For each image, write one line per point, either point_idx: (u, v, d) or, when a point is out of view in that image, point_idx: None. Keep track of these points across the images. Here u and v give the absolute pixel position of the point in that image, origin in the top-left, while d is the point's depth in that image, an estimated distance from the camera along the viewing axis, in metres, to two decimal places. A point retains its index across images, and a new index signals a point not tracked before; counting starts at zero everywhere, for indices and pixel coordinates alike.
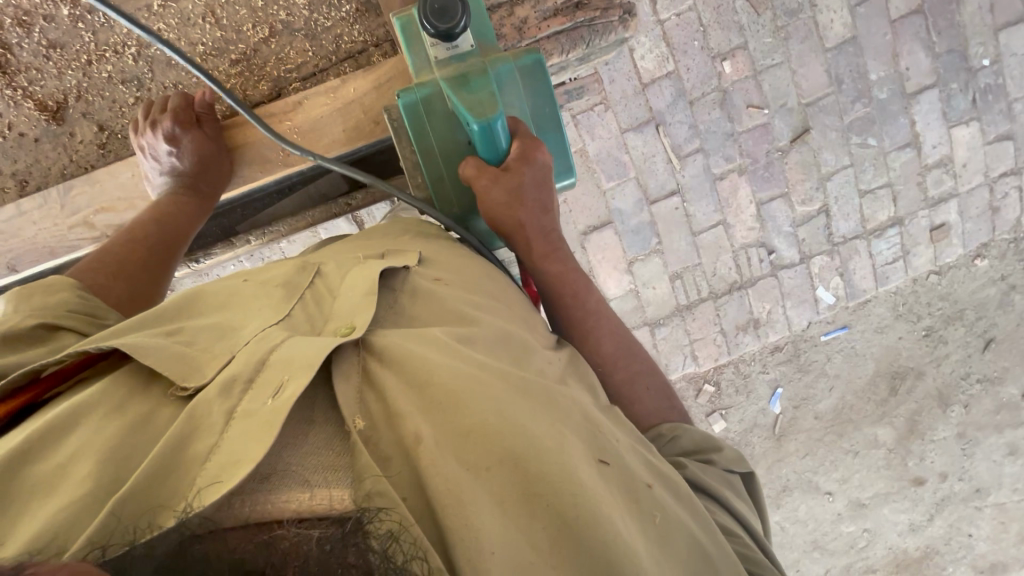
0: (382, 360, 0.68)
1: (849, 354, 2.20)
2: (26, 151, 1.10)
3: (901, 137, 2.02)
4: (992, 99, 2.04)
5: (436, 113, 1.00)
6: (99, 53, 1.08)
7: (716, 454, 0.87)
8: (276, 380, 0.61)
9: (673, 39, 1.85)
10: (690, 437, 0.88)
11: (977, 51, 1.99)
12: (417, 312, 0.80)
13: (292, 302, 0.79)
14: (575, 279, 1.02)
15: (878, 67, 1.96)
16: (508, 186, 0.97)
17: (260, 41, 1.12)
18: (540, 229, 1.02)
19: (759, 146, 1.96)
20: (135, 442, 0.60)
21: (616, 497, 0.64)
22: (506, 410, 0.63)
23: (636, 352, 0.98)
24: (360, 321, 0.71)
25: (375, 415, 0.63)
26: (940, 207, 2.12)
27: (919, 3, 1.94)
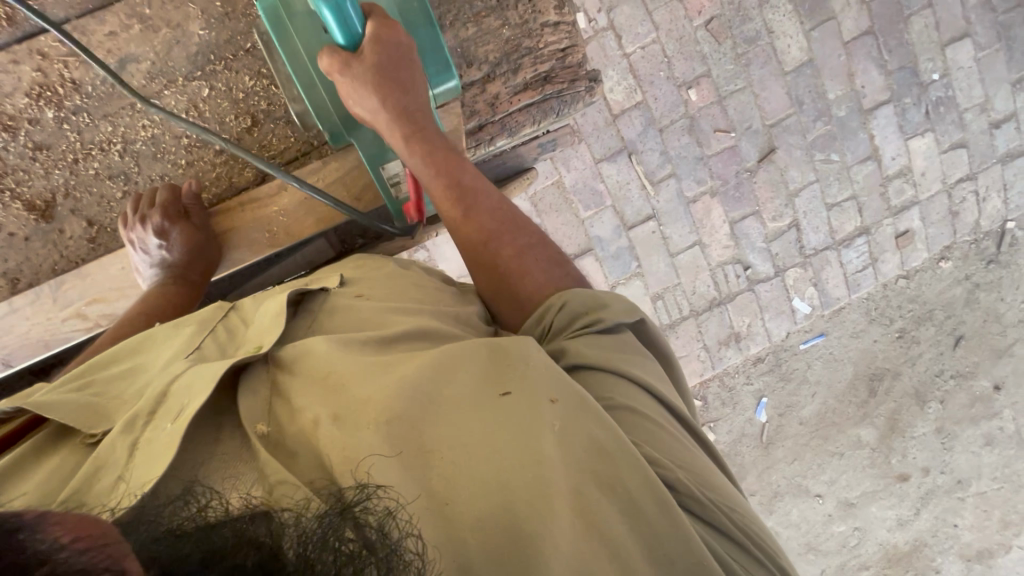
0: (287, 375, 0.68)
1: (827, 360, 2.27)
2: (17, 250, 1.08)
3: (862, 151, 2.12)
4: (944, 111, 2.15)
5: (297, 11, 0.92)
6: (87, 151, 1.07)
7: (606, 310, 0.81)
8: (179, 401, 0.62)
9: (640, 70, 1.92)
10: (576, 298, 0.82)
11: (927, 66, 2.10)
12: (333, 323, 0.81)
13: (205, 335, 0.80)
14: (458, 164, 0.95)
15: (836, 86, 2.05)
16: (364, 71, 0.88)
17: (243, 131, 1.10)
18: (410, 116, 0.94)
19: (728, 167, 2.03)
20: (57, 478, 0.58)
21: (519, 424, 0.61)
22: (397, 380, 0.64)
23: (518, 229, 0.92)
24: (269, 340, 0.73)
25: (280, 420, 0.63)
26: (903, 214, 2.22)
27: (869, 24, 2.04)
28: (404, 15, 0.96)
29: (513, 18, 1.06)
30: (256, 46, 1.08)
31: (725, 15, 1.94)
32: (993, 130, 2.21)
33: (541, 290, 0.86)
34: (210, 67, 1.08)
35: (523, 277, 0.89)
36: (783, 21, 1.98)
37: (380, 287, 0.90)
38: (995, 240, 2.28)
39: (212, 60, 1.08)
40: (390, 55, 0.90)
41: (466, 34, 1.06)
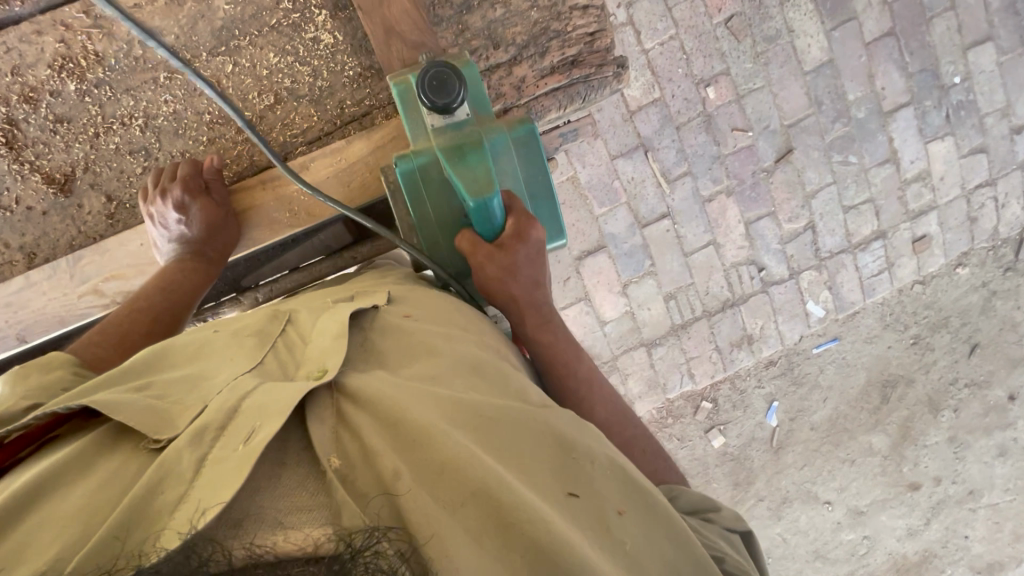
0: (352, 400, 0.68)
1: (841, 365, 2.24)
2: (35, 224, 1.08)
3: (880, 154, 2.09)
4: (964, 114, 2.12)
5: (433, 182, 0.99)
6: (108, 125, 1.06)
7: (716, 513, 0.84)
8: (247, 425, 0.62)
9: (658, 67, 1.90)
10: (688, 497, 0.86)
11: (949, 69, 2.07)
12: (388, 351, 0.82)
13: (266, 352, 0.80)
14: (570, 346, 1.01)
15: (856, 87, 2.02)
16: (499, 261, 0.98)
17: (266, 108, 1.09)
18: (529, 299, 1.01)
19: (745, 167, 2.01)
20: (117, 484, 0.59)
21: (589, 530, 0.62)
22: (477, 446, 0.63)
23: (627, 416, 0.98)
24: (333, 361, 0.73)
25: (350, 455, 0.62)
26: (921, 219, 2.18)
27: (891, 25, 2.01)
28: (530, 190, 1.05)
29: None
30: (281, 20, 1.07)
31: (746, 13, 1.91)
32: (1014, 136, 2.17)
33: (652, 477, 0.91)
34: (234, 42, 1.07)
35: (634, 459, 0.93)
36: (805, 21, 1.95)
37: (426, 313, 0.92)
38: (1014, 247, 2.25)
39: (236, 36, 1.07)
40: (528, 255, 0.99)
41: (494, 14, 1.06)
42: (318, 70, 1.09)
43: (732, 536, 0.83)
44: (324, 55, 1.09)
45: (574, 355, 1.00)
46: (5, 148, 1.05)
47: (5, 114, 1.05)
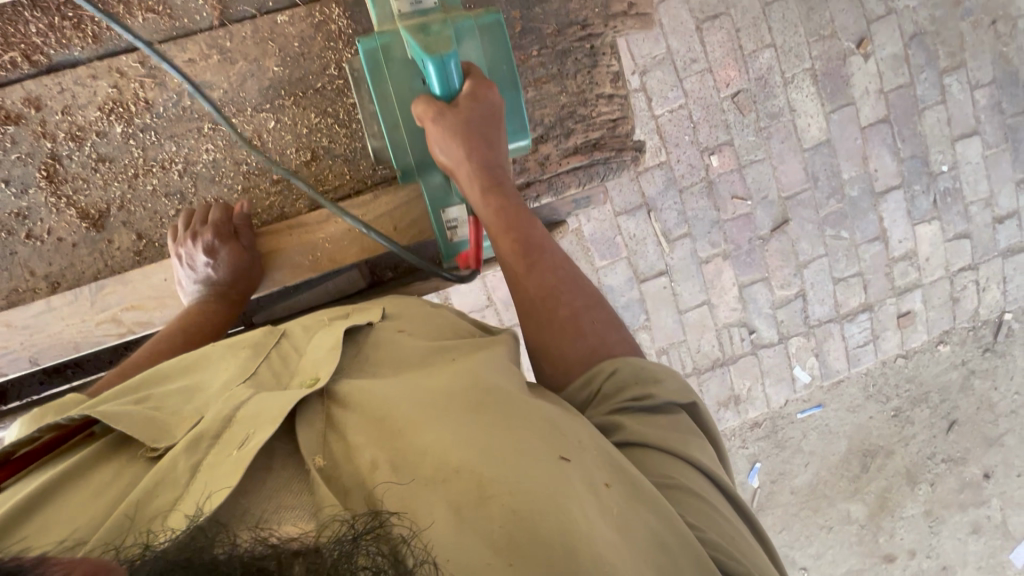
0: (341, 410, 0.72)
1: (823, 432, 2.28)
2: (62, 255, 1.12)
3: (871, 232, 2.18)
4: (950, 201, 2.23)
5: (398, 61, 1.07)
6: (147, 168, 1.15)
7: (657, 386, 0.84)
8: (243, 432, 0.66)
9: (666, 132, 1.99)
10: (628, 368, 0.86)
11: (937, 158, 2.19)
12: (379, 363, 0.86)
13: (260, 362, 0.84)
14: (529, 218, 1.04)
15: (850, 167, 2.12)
16: (454, 123, 1.03)
17: (302, 163, 1.19)
18: (488, 167, 1.06)
19: (742, 234, 2.08)
20: (114, 490, 0.62)
21: (577, 494, 0.63)
22: (464, 437, 0.66)
23: (578, 283, 0.99)
24: (324, 370, 0.78)
25: (335, 456, 0.66)
26: (906, 295, 2.26)
27: (886, 113, 2.12)
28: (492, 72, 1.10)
29: (571, 86, 1.20)
30: (326, 83, 1.19)
31: (751, 89, 2.01)
32: (995, 225, 2.29)
33: (595, 352, 0.90)
34: (279, 101, 1.18)
35: (582, 329, 0.93)
36: (806, 102, 2.06)
37: (414, 326, 0.97)
38: (992, 329, 2.34)
39: (281, 95, 1.18)
40: (481, 115, 1.05)
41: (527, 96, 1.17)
42: (354, 135, 1.20)
43: (680, 422, 0.84)
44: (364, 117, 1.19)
45: (528, 224, 1.03)
46: (45, 180, 1.12)
47: (50, 150, 1.12)
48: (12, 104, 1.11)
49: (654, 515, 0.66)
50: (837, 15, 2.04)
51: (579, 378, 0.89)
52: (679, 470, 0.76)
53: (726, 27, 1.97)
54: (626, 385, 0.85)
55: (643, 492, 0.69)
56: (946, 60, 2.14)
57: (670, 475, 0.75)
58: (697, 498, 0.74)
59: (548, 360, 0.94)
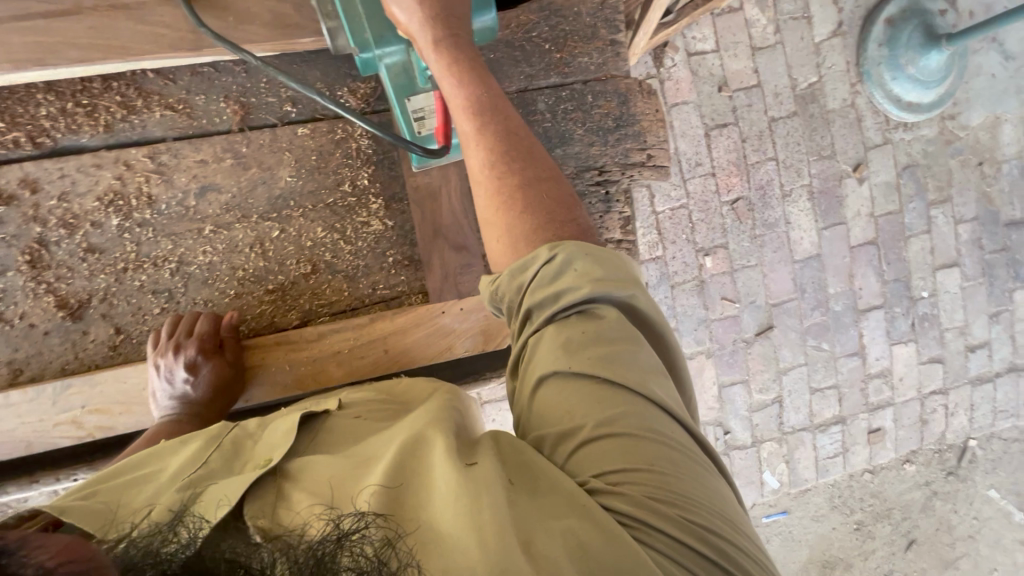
0: (292, 476, 0.66)
1: (786, 538, 2.27)
2: (30, 344, 1.00)
3: (850, 346, 2.23)
4: (927, 325, 2.30)
5: None
6: (139, 263, 1.03)
7: (595, 272, 0.70)
8: (214, 501, 0.63)
9: (665, 229, 2.02)
10: (568, 255, 0.71)
11: (918, 283, 2.26)
12: (327, 433, 0.77)
13: (213, 450, 0.76)
14: (497, 104, 0.83)
15: (836, 282, 2.18)
16: None
17: (300, 275, 1.07)
18: (443, 14, 0.82)
19: (727, 334, 2.11)
20: None
21: (499, 491, 0.58)
22: (410, 463, 0.63)
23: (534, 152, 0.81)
24: (279, 450, 0.71)
25: (276, 512, 0.61)
26: (878, 411, 2.30)
27: (874, 235, 2.20)
28: None
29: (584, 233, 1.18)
30: (336, 202, 1.09)
31: (751, 198, 2.07)
32: (968, 353, 2.35)
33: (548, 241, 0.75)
34: (289, 208, 1.07)
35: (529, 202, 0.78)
36: (801, 215, 2.12)
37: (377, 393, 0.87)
38: (957, 453, 2.38)
39: (290, 204, 1.08)
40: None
41: None
42: (362, 251, 1.10)
43: (623, 327, 0.70)
44: (364, 213, 1.10)
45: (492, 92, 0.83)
46: (25, 265, 0.99)
47: (39, 233, 1.00)
48: (5, 184, 0.99)
49: (573, 492, 0.59)
50: (838, 139, 2.14)
51: (513, 263, 0.75)
52: (614, 394, 0.65)
53: (732, 138, 2.04)
54: (560, 285, 0.70)
55: (558, 473, 0.61)
56: (934, 193, 2.24)
57: (603, 405, 0.65)
58: (630, 431, 0.62)
59: (494, 241, 0.79)
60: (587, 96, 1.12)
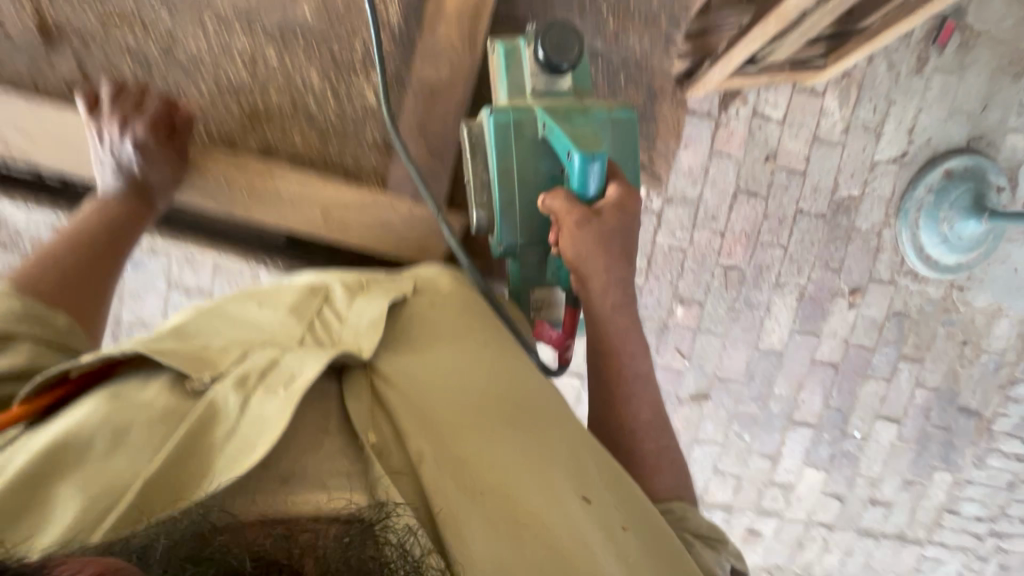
0: (389, 382, 0.78)
1: None
2: (25, 55, 1.22)
3: (768, 448, 2.27)
4: (845, 462, 2.34)
5: (524, 135, 1.07)
6: (122, 20, 1.22)
7: (721, 543, 0.89)
8: (287, 371, 0.71)
9: (654, 262, 2.02)
10: (698, 522, 0.90)
11: (856, 422, 2.30)
12: (411, 336, 0.87)
13: (302, 326, 0.83)
14: (647, 377, 1.02)
15: (784, 385, 2.21)
16: (587, 215, 0.99)
17: (273, 102, 1.28)
18: (603, 236, 1.00)
19: (664, 384, 2.13)
20: (151, 436, 0.67)
21: (590, 526, 0.71)
22: (486, 445, 0.74)
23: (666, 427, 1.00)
24: (369, 345, 0.80)
25: (384, 434, 0.74)
26: (764, 517, 2.35)
27: (839, 360, 2.22)
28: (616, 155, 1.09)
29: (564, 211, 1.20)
30: (337, 53, 1.26)
31: (744, 272, 2.08)
32: (868, 504, 2.40)
33: (660, 488, 0.95)
34: (272, 32, 1.24)
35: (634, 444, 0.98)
36: (783, 310, 2.13)
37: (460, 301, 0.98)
38: None
39: (292, 36, 1.24)
40: (619, 203, 1.02)
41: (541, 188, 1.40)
42: (331, 101, 1.28)
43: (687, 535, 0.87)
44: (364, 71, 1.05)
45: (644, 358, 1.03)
46: None
47: None
48: None
49: (602, 540, 0.70)
50: (849, 258, 2.15)
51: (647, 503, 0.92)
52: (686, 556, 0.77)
53: (755, 209, 2.03)
54: (693, 522, 0.90)
55: (634, 518, 0.75)
56: (910, 348, 2.26)
57: (621, 489, 0.78)
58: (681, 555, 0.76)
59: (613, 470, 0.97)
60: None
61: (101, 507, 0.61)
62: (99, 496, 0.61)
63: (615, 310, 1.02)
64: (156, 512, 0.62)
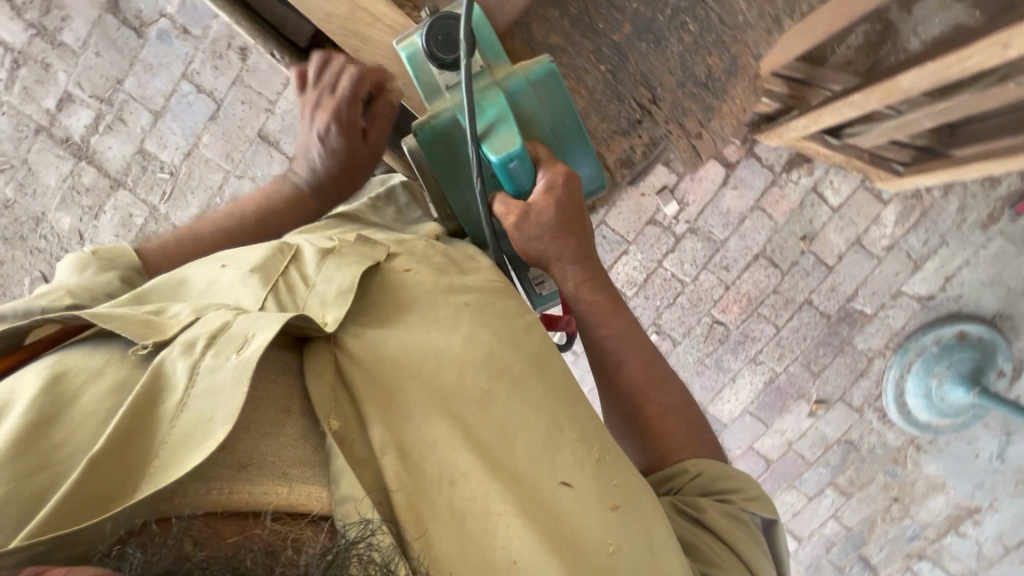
0: (349, 359, 0.63)
1: None
2: None
3: None
4: None
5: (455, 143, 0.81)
6: None
7: (736, 495, 0.72)
8: (241, 335, 0.57)
9: (651, 283, 1.96)
10: (710, 473, 0.72)
11: None
12: (385, 309, 0.70)
13: (263, 291, 0.69)
14: (638, 339, 0.80)
15: None
16: (530, 218, 0.78)
17: None
18: (556, 226, 0.78)
19: None
20: (91, 419, 0.52)
21: (575, 528, 0.59)
22: (450, 435, 0.60)
23: (667, 377, 0.79)
24: (334, 317, 0.65)
25: (346, 415, 0.60)
26: None
27: (774, 458, 2.19)
28: (554, 130, 0.80)
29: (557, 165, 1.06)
30: None
31: (728, 333, 2.02)
32: None
33: (662, 455, 0.76)
34: None
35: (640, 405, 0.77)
36: (746, 386, 2.09)
37: (497, 281, 0.77)
38: None
39: None
40: (568, 189, 0.79)
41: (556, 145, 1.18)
42: None
43: (695, 498, 0.70)
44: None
45: (634, 333, 0.80)
46: None
47: None
48: None
49: (599, 535, 0.59)
50: (830, 368, 2.09)
51: (653, 476, 0.75)
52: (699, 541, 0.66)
53: (768, 279, 1.97)
54: (705, 475, 0.72)
55: (640, 507, 0.62)
56: (844, 480, 2.22)
57: (614, 464, 0.64)
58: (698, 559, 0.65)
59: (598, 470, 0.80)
60: (718, 18, 0.78)
61: (28, 499, 0.47)
62: (16, 495, 0.47)
63: (589, 284, 0.81)
64: (116, 499, 0.48)
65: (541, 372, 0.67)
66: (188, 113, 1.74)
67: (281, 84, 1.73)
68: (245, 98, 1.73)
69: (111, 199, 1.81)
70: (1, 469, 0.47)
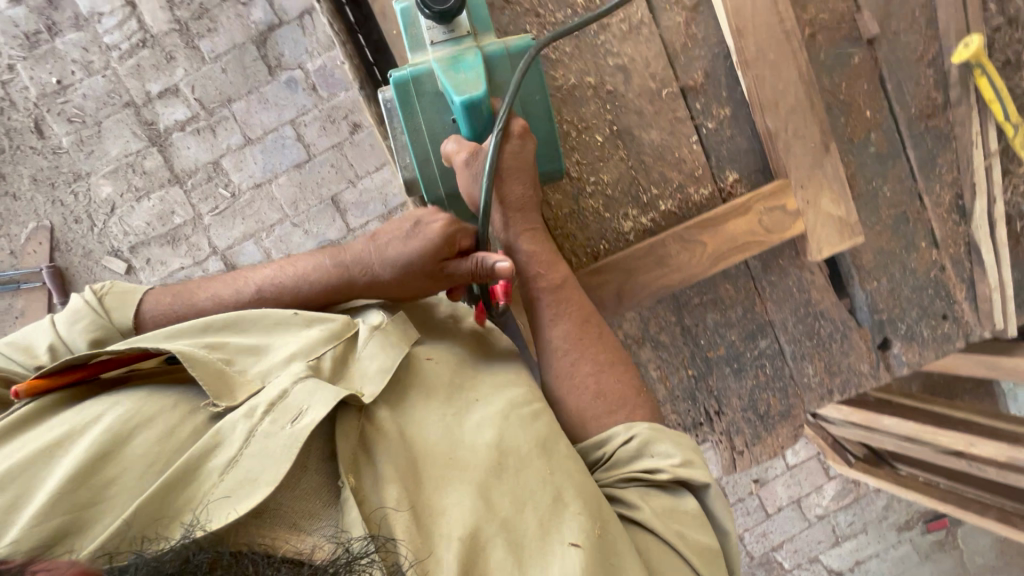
0: (379, 433, 0.63)
1: None
2: None
3: None
4: None
5: (428, 94, 0.81)
6: None
7: (661, 466, 0.66)
8: (296, 406, 0.59)
9: None
10: (634, 449, 0.68)
11: None
12: (407, 389, 0.70)
13: (323, 348, 0.70)
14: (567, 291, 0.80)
15: None
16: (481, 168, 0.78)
17: None
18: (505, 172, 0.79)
19: None
20: (144, 459, 0.55)
21: None
22: (459, 504, 0.59)
23: (590, 332, 0.78)
24: (371, 389, 0.67)
25: (364, 477, 0.60)
26: None
27: None
28: (524, 104, 0.82)
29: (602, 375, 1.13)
30: None
31: None
32: None
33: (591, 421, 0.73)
34: None
35: (575, 364, 0.77)
36: None
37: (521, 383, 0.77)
38: None
39: None
40: (524, 144, 0.79)
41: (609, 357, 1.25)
42: None
43: (621, 486, 0.66)
44: (604, 162, 0.91)
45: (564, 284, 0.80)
46: None
47: None
48: None
49: None
50: None
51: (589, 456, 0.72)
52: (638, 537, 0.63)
53: None
54: (633, 446, 0.68)
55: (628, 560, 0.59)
56: None
57: (612, 531, 0.61)
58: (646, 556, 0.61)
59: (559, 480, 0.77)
60: (790, 372, 0.96)
61: (78, 527, 0.51)
62: (67, 525, 0.50)
63: (531, 239, 0.83)
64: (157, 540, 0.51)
65: (544, 448, 0.65)
66: (278, 152, 1.81)
67: (373, 166, 1.83)
68: (335, 162, 1.82)
69: (161, 191, 1.80)
70: (58, 500, 0.50)
